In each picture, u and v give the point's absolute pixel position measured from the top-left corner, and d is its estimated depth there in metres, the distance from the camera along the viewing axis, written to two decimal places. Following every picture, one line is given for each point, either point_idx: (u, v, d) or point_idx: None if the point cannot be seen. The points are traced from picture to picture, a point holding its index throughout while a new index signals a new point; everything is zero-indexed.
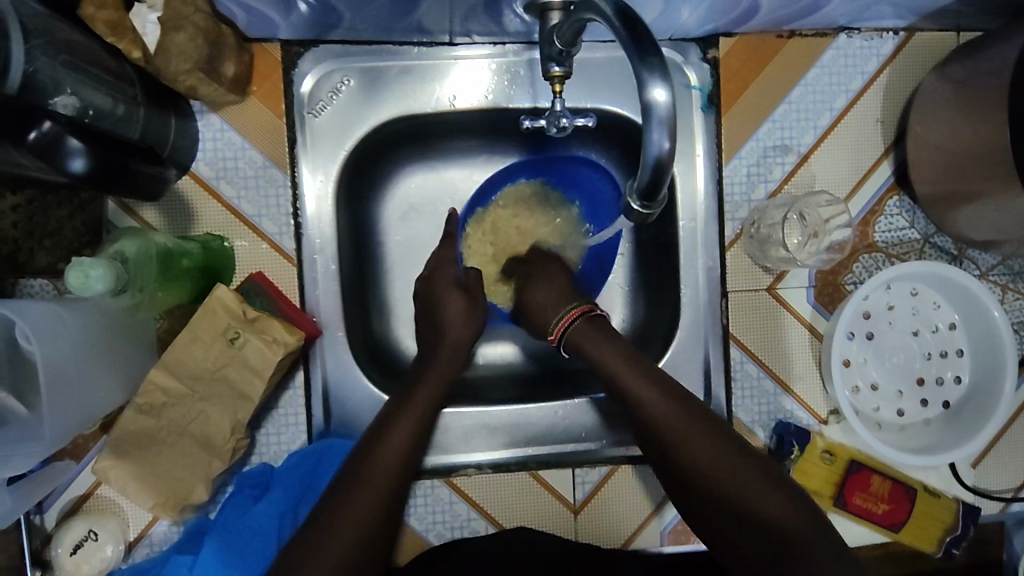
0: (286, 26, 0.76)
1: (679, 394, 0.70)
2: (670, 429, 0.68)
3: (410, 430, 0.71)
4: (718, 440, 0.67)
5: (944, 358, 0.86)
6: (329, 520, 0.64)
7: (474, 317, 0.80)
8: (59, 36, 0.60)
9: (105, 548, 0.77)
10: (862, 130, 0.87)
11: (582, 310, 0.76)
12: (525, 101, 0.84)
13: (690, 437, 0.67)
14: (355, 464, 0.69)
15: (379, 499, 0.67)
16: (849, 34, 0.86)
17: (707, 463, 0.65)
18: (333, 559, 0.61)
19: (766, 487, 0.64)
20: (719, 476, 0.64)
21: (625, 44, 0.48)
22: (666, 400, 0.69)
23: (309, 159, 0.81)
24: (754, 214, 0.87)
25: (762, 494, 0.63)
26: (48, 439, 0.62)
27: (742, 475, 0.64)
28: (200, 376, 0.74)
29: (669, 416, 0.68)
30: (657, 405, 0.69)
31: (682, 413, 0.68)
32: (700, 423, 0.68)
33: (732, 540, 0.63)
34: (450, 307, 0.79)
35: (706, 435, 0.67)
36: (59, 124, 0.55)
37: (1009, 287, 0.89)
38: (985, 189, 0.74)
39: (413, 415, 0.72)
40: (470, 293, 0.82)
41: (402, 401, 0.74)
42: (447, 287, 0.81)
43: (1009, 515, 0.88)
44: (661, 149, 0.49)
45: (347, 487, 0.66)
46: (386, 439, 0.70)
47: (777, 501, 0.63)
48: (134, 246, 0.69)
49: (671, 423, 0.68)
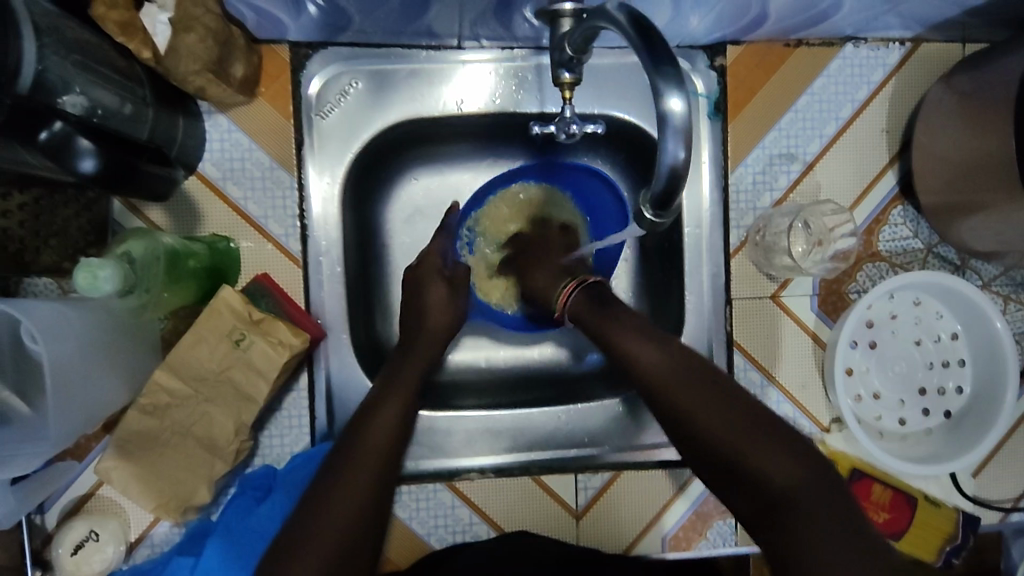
0: (296, 28, 0.76)
1: (684, 358, 0.65)
2: (673, 393, 0.63)
3: (392, 417, 0.72)
4: (726, 407, 0.61)
5: (946, 367, 0.86)
6: (325, 501, 0.63)
7: (456, 305, 0.83)
8: (70, 36, 0.59)
9: (106, 549, 0.77)
10: (868, 140, 0.88)
11: (575, 281, 0.77)
12: (532, 106, 0.84)
13: (693, 399, 0.62)
14: (349, 448, 0.69)
15: (374, 480, 0.67)
16: (855, 44, 0.87)
17: (709, 426, 0.60)
18: (332, 542, 0.60)
19: (775, 449, 0.58)
20: (724, 441, 0.59)
21: (640, 51, 0.48)
22: (670, 363, 0.65)
23: (317, 160, 0.81)
24: (759, 222, 0.87)
25: (770, 456, 0.58)
26: (53, 439, 0.62)
27: (750, 437, 0.59)
28: (205, 378, 0.74)
29: (671, 380, 0.64)
30: (653, 370, 0.65)
31: (686, 376, 0.63)
32: (695, 383, 0.63)
33: (747, 509, 0.59)
34: (431, 297, 0.81)
35: (710, 395, 0.62)
36: (69, 123, 0.56)
37: (1011, 297, 0.90)
38: (990, 200, 0.75)
39: (396, 399, 0.73)
40: (453, 284, 0.83)
41: (386, 386, 0.74)
42: (432, 275, 0.82)
43: (1008, 525, 0.89)
44: (678, 158, 0.48)
45: (338, 474, 0.66)
46: (369, 425, 0.70)
47: (788, 465, 0.57)
48: (141, 248, 0.68)
49: (674, 387, 0.63)
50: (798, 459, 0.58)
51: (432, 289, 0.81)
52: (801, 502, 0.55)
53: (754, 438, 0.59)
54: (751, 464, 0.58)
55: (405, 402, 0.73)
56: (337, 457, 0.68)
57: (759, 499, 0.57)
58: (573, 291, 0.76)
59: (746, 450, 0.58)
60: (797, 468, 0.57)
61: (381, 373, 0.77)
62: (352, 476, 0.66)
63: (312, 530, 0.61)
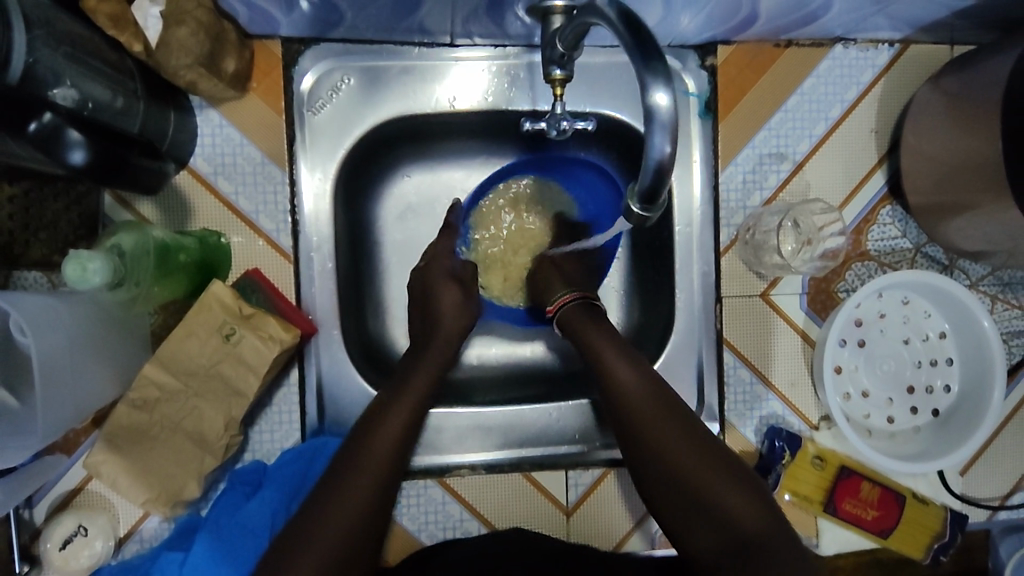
0: (288, 24, 0.76)
1: (662, 389, 0.70)
2: (649, 425, 0.68)
3: (401, 426, 0.71)
4: (693, 438, 0.67)
5: (934, 367, 0.87)
6: (323, 512, 0.64)
7: (469, 308, 0.81)
8: (60, 28, 0.59)
9: (94, 544, 0.77)
10: (857, 140, 0.88)
11: (574, 295, 0.78)
12: (524, 103, 0.85)
13: (668, 433, 0.67)
14: (356, 446, 0.70)
15: (377, 483, 0.67)
16: (845, 44, 0.87)
17: (680, 457, 0.66)
18: (330, 546, 0.62)
19: (739, 488, 0.65)
20: (694, 471, 0.65)
21: (629, 48, 0.48)
22: (648, 395, 0.70)
23: (308, 157, 0.82)
24: (749, 220, 0.87)
25: (731, 491, 0.64)
26: (42, 432, 0.62)
27: (717, 474, 0.65)
28: (195, 372, 0.74)
29: (650, 410, 0.69)
30: (631, 392, 0.70)
31: (663, 412, 0.69)
32: (668, 410, 0.69)
33: (701, 536, 0.64)
34: (445, 302, 0.79)
35: (684, 432, 0.68)
36: (58, 115, 0.55)
37: (998, 297, 0.90)
38: (976, 200, 0.75)
39: (404, 409, 0.72)
40: (465, 287, 0.82)
41: (394, 390, 0.74)
42: (443, 280, 0.80)
43: (996, 523, 0.89)
44: (664, 153, 0.49)
45: (340, 480, 0.66)
46: (375, 431, 0.70)
47: (749, 504, 0.64)
48: (131, 240, 0.68)
49: (650, 417, 0.68)
50: (753, 496, 0.65)
51: (444, 291, 0.80)
52: (762, 538, 0.62)
53: (722, 476, 0.65)
54: (715, 494, 0.64)
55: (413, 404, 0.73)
56: (341, 454, 0.69)
57: (717, 533, 0.64)
58: (573, 301, 0.77)
59: (712, 486, 0.65)
60: (753, 503, 0.64)
61: (392, 378, 0.76)
62: (354, 486, 0.66)
63: (309, 537, 0.62)
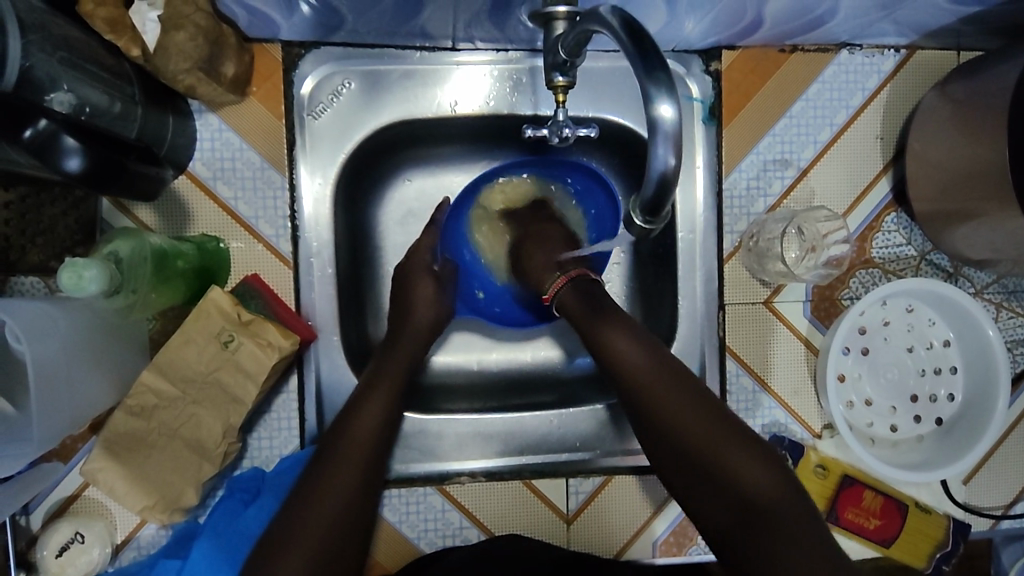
0: (287, 28, 0.75)
1: (661, 358, 0.67)
2: (653, 393, 0.64)
3: (382, 408, 0.72)
4: (698, 405, 0.63)
5: (938, 375, 0.86)
6: (301, 518, 0.62)
7: (440, 297, 0.83)
8: (56, 32, 0.59)
9: (91, 552, 0.76)
10: (862, 146, 0.88)
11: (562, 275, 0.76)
12: (526, 109, 0.84)
13: (670, 400, 0.63)
14: (336, 446, 0.69)
15: (355, 491, 0.66)
16: (851, 50, 0.87)
17: (682, 423, 0.62)
18: (305, 557, 0.60)
19: (756, 461, 0.59)
20: (697, 438, 0.61)
21: (632, 57, 0.48)
22: (646, 363, 0.66)
23: (308, 160, 0.81)
24: (753, 228, 0.87)
25: (741, 461, 0.59)
26: (38, 439, 0.61)
27: (724, 441, 0.61)
28: (192, 379, 0.73)
29: (650, 378, 0.65)
30: (632, 364, 0.66)
31: (664, 376, 0.65)
32: (671, 377, 0.65)
33: (711, 510, 0.59)
34: (418, 291, 0.81)
35: (694, 401, 0.63)
36: (55, 122, 0.53)
37: (1003, 304, 0.90)
38: (982, 208, 0.74)
39: (377, 408, 0.72)
40: (439, 276, 0.84)
41: (371, 380, 0.75)
42: (420, 272, 0.82)
43: (998, 532, 0.89)
44: (668, 165, 0.48)
45: (323, 475, 0.66)
46: (352, 418, 0.71)
47: (770, 478, 0.58)
48: (128, 248, 0.67)
49: (652, 385, 0.64)
50: (767, 465, 0.60)
51: (422, 289, 0.82)
52: (754, 498, 0.57)
53: (716, 432, 0.61)
54: (724, 465, 0.59)
55: (391, 394, 0.74)
56: (326, 449, 0.69)
57: (733, 507, 0.58)
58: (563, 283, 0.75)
59: (719, 454, 0.60)
60: (766, 473, 0.59)
61: (368, 368, 0.77)
62: (333, 487, 0.65)
63: (291, 543, 0.60)
